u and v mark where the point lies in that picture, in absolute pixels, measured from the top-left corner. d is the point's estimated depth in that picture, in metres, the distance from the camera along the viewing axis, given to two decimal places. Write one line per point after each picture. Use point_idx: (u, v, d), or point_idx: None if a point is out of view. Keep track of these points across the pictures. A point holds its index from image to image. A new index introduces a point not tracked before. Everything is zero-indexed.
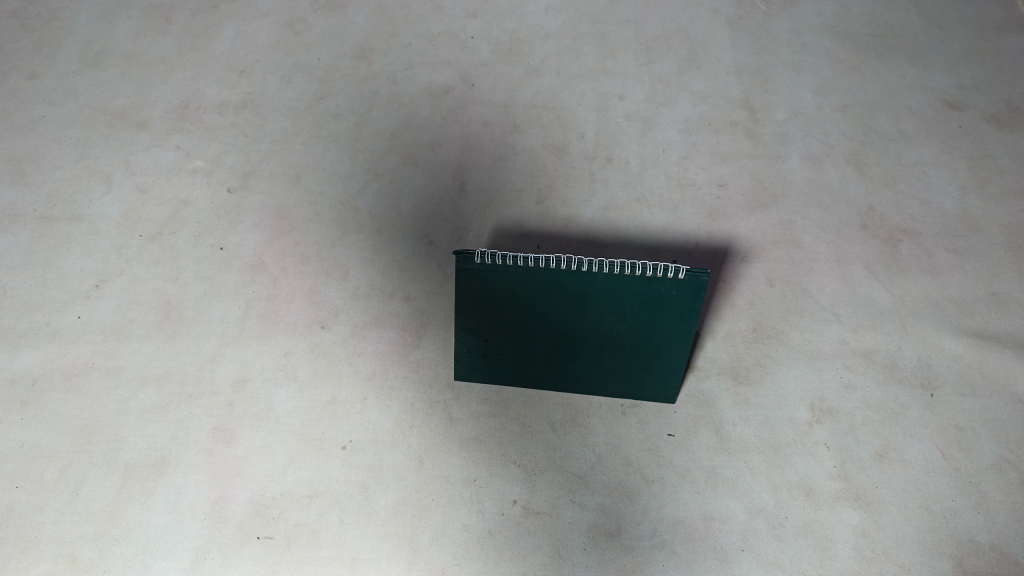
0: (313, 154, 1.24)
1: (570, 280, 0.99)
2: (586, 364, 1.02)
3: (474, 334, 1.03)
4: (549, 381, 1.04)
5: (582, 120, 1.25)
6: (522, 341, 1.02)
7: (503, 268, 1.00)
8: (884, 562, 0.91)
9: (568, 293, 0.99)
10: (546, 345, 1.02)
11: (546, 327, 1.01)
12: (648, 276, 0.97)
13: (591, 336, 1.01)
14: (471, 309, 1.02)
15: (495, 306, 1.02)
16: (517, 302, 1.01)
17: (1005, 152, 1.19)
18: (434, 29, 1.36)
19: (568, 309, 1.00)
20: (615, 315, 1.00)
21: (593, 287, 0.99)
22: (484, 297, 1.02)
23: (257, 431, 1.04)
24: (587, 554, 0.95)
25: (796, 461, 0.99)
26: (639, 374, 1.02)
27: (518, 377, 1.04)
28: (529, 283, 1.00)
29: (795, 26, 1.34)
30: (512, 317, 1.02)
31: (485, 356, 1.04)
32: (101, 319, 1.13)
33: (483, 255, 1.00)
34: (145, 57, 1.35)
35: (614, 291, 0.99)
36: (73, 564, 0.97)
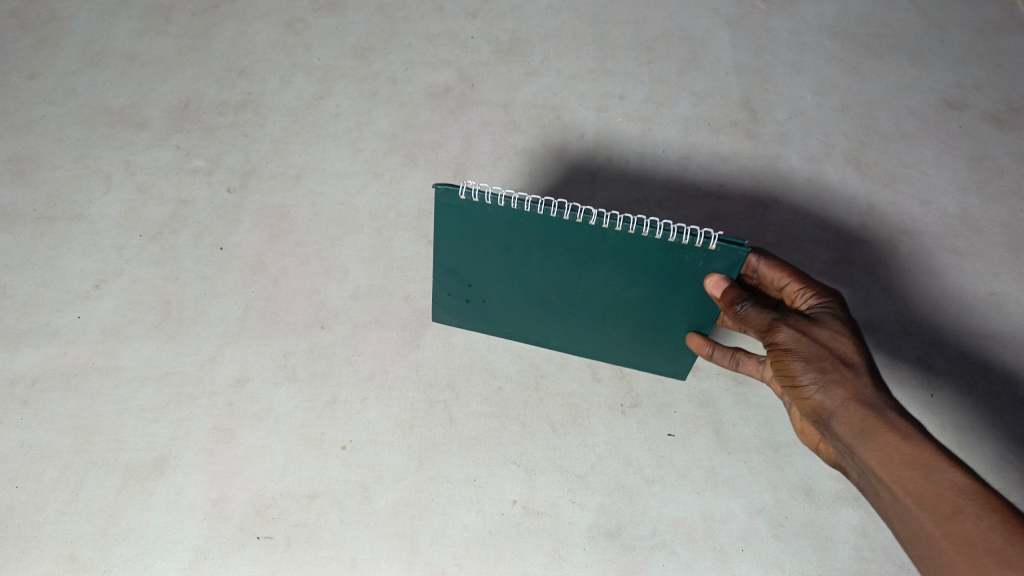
0: (313, 153, 1.24)
1: (576, 235, 0.88)
2: (587, 324, 1.00)
3: (455, 278, 1.00)
4: (535, 334, 1.06)
5: (582, 120, 1.25)
6: (511, 291, 0.99)
7: (494, 211, 0.88)
8: (883, 562, 0.94)
9: (571, 249, 0.91)
10: (541, 299, 0.99)
11: (542, 278, 0.96)
12: (669, 243, 0.85)
13: (593, 295, 0.96)
14: (455, 250, 0.96)
15: (482, 251, 0.95)
16: (511, 252, 0.93)
17: (1005, 152, 1.20)
18: (434, 29, 1.35)
19: (567, 267, 0.93)
20: (622, 282, 0.92)
21: (602, 247, 0.89)
22: (471, 238, 0.93)
23: (257, 431, 1.04)
24: (587, 554, 0.96)
25: (796, 461, 1.00)
26: (641, 339, 1.00)
27: (500, 322, 1.05)
28: (523, 227, 0.90)
29: (795, 26, 1.33)
30: (501, 264, 0.95)
31: (468, 301, 1.03)
32: (102, 319, 1.13)
33: (471, 190, 0.88)
34: (145, 56, 1.35)
35: (627, 254, 0.88)
36: (74, 563, 0.98)
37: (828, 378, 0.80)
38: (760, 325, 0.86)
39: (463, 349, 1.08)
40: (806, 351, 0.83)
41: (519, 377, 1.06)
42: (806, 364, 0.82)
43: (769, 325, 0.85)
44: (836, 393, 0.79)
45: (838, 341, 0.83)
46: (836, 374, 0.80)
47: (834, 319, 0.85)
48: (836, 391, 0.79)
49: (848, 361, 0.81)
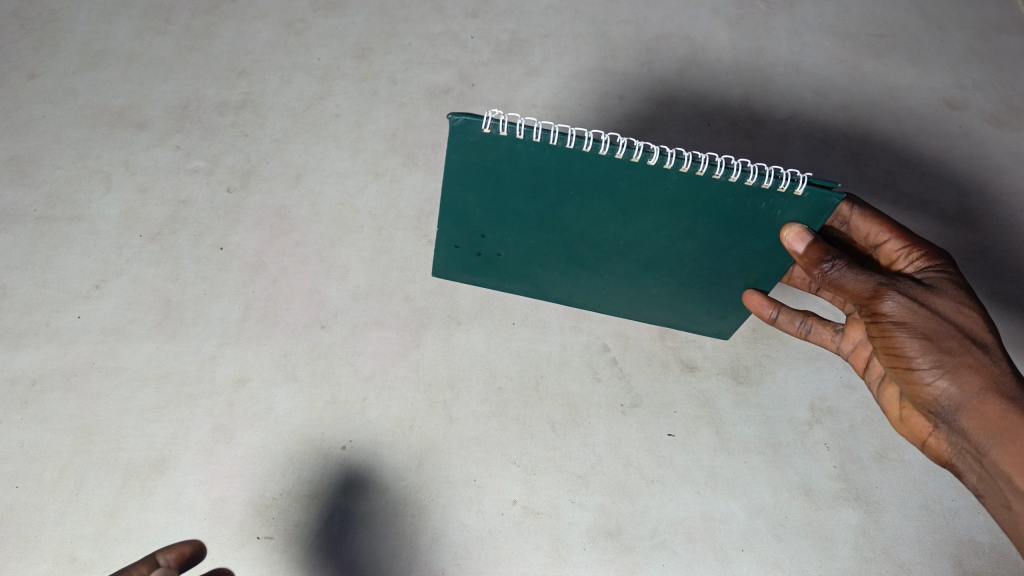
0: (312, 153, 1.24)
1: (632, 177, 0.82)
2: (618, 274, 0.97)
3: (468, 229, 0.94)
4: (553, 284, 1.04)
5: (582, 120, 1.25)
6: (534, 242, 0.94)
7: (529, 148, 0.80)
8: (884, 562, 0.94)
9: (618, 193, 0.84)
10: (569, 248, 0.94)
11: (575, 227, 0.90)
12: (743, 187, 0.80)
13: (639, 244, 0.91)
14: (475, 199, 0.88)
15: (510, 199, 0.88)
16: (546, 197, 0.86)
17: (1004, 153, 1.20)
18: (434, 29, 1.35)
19: (607, 215, 0.88)
20: (673, 230, 0.88)
21: (657, 190, 0.83)
22: (499, 181, 0.85)
23: (257, 430, 1.04)
24: (588, 554, 0.96)
25: (796, 461, 1.00)
26: (677, 289, 0.98)
27: (515, 273, 1.03)
28: (564, 167, 0.82)
29: (795, 26, 1.33)
30: (532, 211, 0.89)
31: (479, 253, 0.99)
32: (101, 319, 1.13)
33: (501, 123, 0.78)
34: (146, 57, 1.35)
35: (688, 198, 0.83)
36: (74, 563, 0.98)
37: (957, 363, 0.79)
38: (862, 293, 0.83)
39: (463, 349, 1.08)
40: (926, 329, 0.80)
41: (519, 377, 1.06)
42: (934, 343, 0.79)
43: (873, 293, 0.82)
44: (958, 373, 0.78)
45: (960, 319, 0.81)
46: (962, 354, 0.79)
47: (940, 283, 0.84)
48: (966, 378, 0.78)
49: (973, 343, 0.79)
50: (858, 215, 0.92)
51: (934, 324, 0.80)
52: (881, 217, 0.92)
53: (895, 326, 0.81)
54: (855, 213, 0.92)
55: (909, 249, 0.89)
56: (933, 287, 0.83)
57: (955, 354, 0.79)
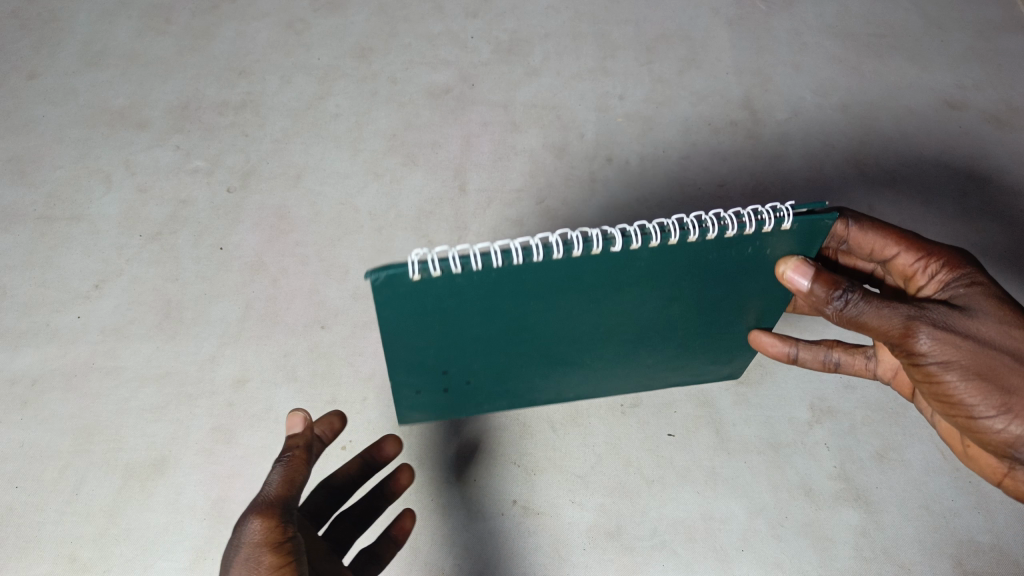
0: (312, 153, 1.24)
1: (597, 268, 0.72)
2: (606, 355, 0.87)
3: (427, 372, 0.81)
4: (535, 389, 0.91)
5: (582, 121, 1.25)
6: (509, 356, 0.82)
7: (471, 278, 0.69)
8: (884, 562, 0.94)
9: (588, 285, 0.74)
10: (547, 348, 0.83)
11: (548, 328, 0.79)
12: (723, 241, 0.71)
13: (623, 323, 0.82)
14: (427, 342, 0.75)
15: (467, 328, 0.75)
16: (504, 313, 0.75)
17: (1004, 152, 1.19)
18: (434, 30, 1.35)
19: (582, 307, 0.77)
20: (658, 298, 0.79)
21: (631, 273, 0.73)
22: (445, 318, 0.73)
23: (257, 431, 1.04)
24: (587, 554, 0.96)
25: (796, 461, 1.00)
26: (669, 352, 0.90)
27: (493, 393, 0.89)
28: (516, 283, 0.71)
29: (795, 26, 1.33)
30: (495, 332, 0.77)
31: (447, 389, 0.85)
32: (101, 319, 1.13)
33: (434, 263, 0.66)
34: (146, 57, 1.34)
35: (670, 266, 0.74)
36: (74, 563, 0.98)
37: (1021, 406, 0.74)
38: (892, 333, 0.77)
39: None
40: (973, 364, 0.75)
41: None
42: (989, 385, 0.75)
43: (905, 331, 0.76)
44: None
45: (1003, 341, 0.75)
46: (1020, 389, 0.74)
47: (973, 303, 0.78)
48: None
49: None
50: (858, 233, 0.87)
51: (981, 357, 0.75)
52: (883, 231, 0.86)
53: (941, 367, 0.76)
54: (853, 230, 0.87)
55: (925, 263, 0.85)
56: (966, 308, 0.78)
57: (1018, 389, 0.74)
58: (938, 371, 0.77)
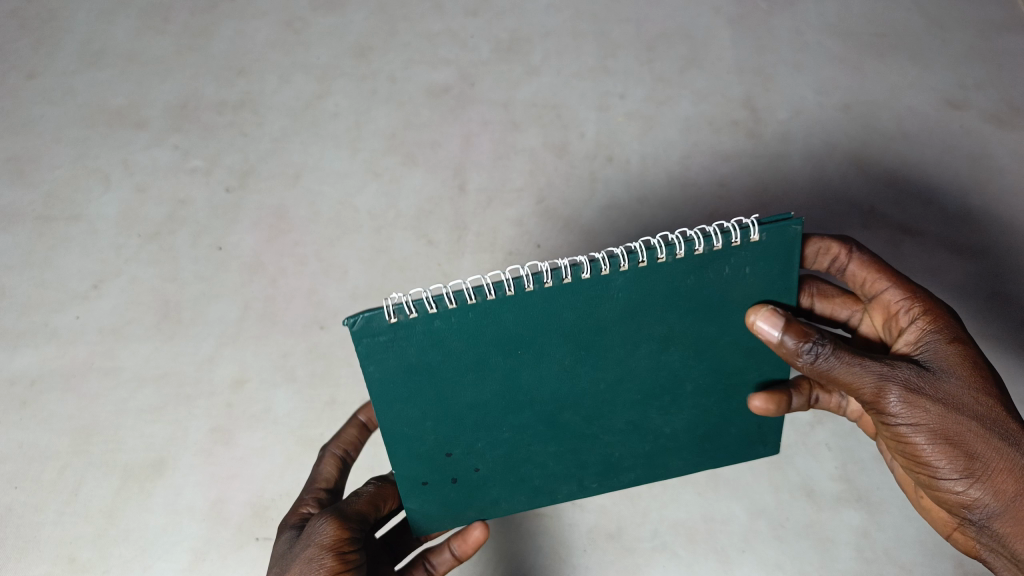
0: (312, 153, 1.23)
1: (574, 300, 0.68)
2: (624, 426, 0.76)
3: (426, 455, 0.74)
4: (557, 479, 0.79)
5: (582, 120, 1.24)
6: (513, 433, 0.74)
7: (445, 322, 0.67)
8: (884, 562, 0.94)
9: (570, 325, 0.69)
10: (551, 420, 0.74)
11: (543, 390, 0.72)
12: (698, 259, 0.67)
13: (626, 377, 0.73)
14: (421, 413, 0.71)
15: (456, 389, 0.71)
16: (490, 367, 0.70)
17: (1005, 152, 1.18)
18: (434, 28, 1.34)
19: (573, 358, 0.71)
20: (655, 343, 0.71)
21: (613, 305, 0.68)
22: (429, 375, 0.69)
23: (257, 431, 1.04)
24: (588, 554, 0.96)
25: (797, 462, 0.99)
26: (696, 421, 0.78)
27: (504, 489, 0.78)
28: (493, 324, 0.68)
29: (797, 25, 1.31)
30: (490, 396, 0.71)
31: (455, 479, 0.76)
32: (100, 319, 1.12)
33: (399, 307, 0.66)
34: (144, 56, 1.34)
35: (652, 293, 0.68)
36: (74, 564, 0.99)
37: (983, 469, 0.71)
38: (862, 390, 0.73)
39: None
40: (941, 427, 0.71)
41: None
42: (951, 446, 0.72)
43: (876, 390, 0.72)
44: (988, 476, 0.71)
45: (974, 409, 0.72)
46: (984, 454, 0.71)
47: (946, 364, 0.74)
48: (990, 482, 0.71)
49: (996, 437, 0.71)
50: (858, 263, 0.82)
51: (948, 422, 0.71)
52: (878, 264, 0.81)
53: (908, 428, 0.72)
54: (854, 259, 0.81)
55: (909, 305, 0.78)
56: (940, 368, 0.73)
57: (981, 456, 0.71)
58: (905, 433, 0.73)
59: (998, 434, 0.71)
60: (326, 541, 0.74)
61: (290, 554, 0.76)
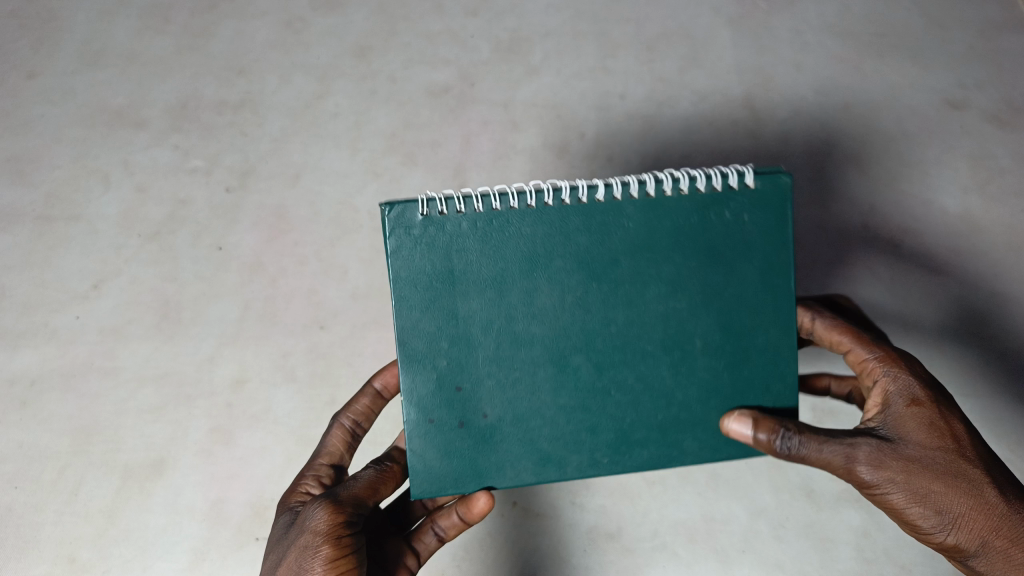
0: (312, 154, 1.23)
1: (589, 221, 0.73)
2: (634, 382, 0.74)
3: (438, 382, 0.73)
4: (567, 447, 0.75)
5: (582, 121, 1.24)
6: (523, 377, 0.74)
7: (472, 225, 0.73)
8: (884, 563, 0.94)
9: (585, 247, 0.73)
10: (561, 364, 0.74)
11: (556, 325, 0.74)
12: (700, 195, 0.73)
13: (636, 322, 0.74)
14: (438, 325, 0.73)
15: (476, 308, 0.73)
16: (506, 284, 0.73)
17: (1005, 152, 1.19)
18: (434, 28, 1.33)
19: (585, 292, 0.74)
20: (662, 285, 0.74)
21: (623, 232, 0.73)
22: (450, 284, 0.73)
23: (257, 431, 1.04)
24: (588, 554, 0.96)
25: (799, 462, 0.98)
26: (710, 387, 0.75)
27: (512, 445, 0.74)
28: (512, 237, 0.73)
29: (797, 24, 1.30)
30: (505, 317, 0.73)
31: (461, 425, 0.74)
32: (100, 319, 1.12)
33: (433, 199, 0.73)
34: (143, 55, 1.33)
35: (659, 225, 0.73)
36: (74, 564, 0.99)
37: (960, 519, 0.70)
38: (836, 469, 0.72)
39: None
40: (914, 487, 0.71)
41: None
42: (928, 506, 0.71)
43: (846, 471, 0.71)
44: (967, 525, 0.70)
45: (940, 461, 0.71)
46: (958, 505, 0.70)
47: (904, 426, 0.74)
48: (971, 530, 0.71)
49: (963, 483, 0.71)
50: (820, 324, 0.86)
51: (919, 482, 0.71)
52: (838, 324, 0.85)
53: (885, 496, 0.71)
54: (818, 321, 0.86)
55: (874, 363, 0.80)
56: (904, 431, 0.73)
57: (957, 507, 0.70)
58: (884, 497, 0.72)
59: (969, 484, 0.70)
60: (320, 529, 0.72)
61: (288, 539, 0.75)
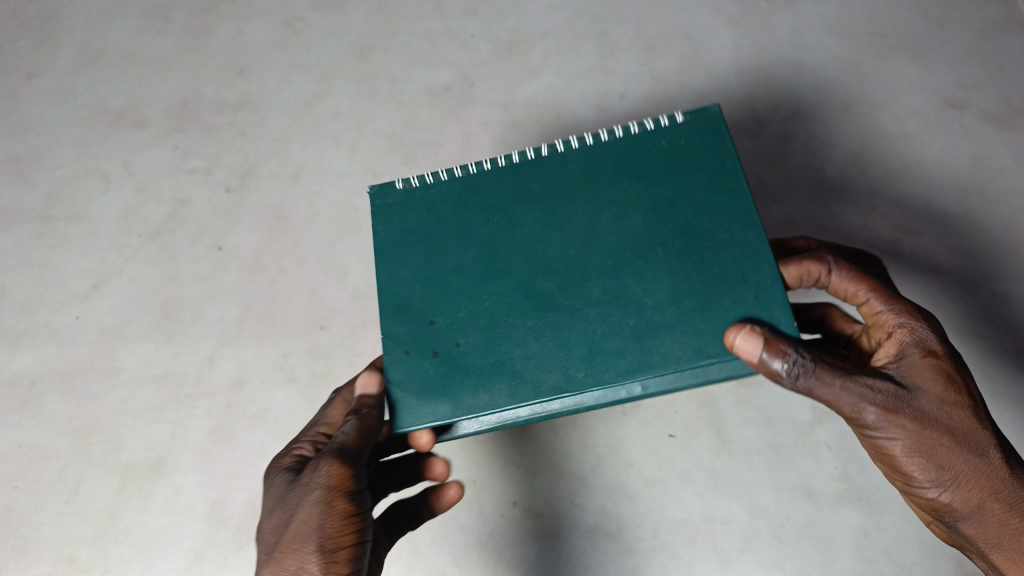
0: (312, 153, 1.23)
1: (541, 173, 0.76)
2: (602, 296, 0.69)
3: (409, 317, 0.71)
4: (541, 367, 0.67)
5: (582, 120, 1.24)
6: (490, 304, 0.70)
7: (435, 189, 0.77)
8: (885, 563, 0.94)
9: (543, 190, 0.75)
10: (527, 289, 0.71)
11: (520, 258, 0.72)
12: (637, 133, 0.76)
13: (597, 244, 0.71)
14: (410, 270, 0.73)
15: (444, 251, 0.74)
16: (469, 232, 0.74)
17: (1006, 152, 1.18)
18: (434, 29, 1.34)
19: (542, 224, 0.73)
20: (614, 207, 0.73)
21: (572, 175, 0.75)
22: (417, 237, 0.75)
23: (257, 431, 1.04)
24: (588, 555, 0.96)
25: (797, 462, 0.99)
26: (683, 290, 0.68)
27: (484, 369, 0.68)
28: (472, 196, 0.76)
29: (796, 25, 1.31)
30: (472, 258, 0.73)
31: (434, 354, 0.69)
32: (100, 319, 1.12)
33: (408, 179, 0.78)
34: (144, 56, 1.33)
35: (606, 163, 0.75)
36: (73, 564, 0.98)
37: (953, 479, 0.67)
38: (842, 410, 0.68)
39: None
40: (915, 439, 0.67)
41: None
42: (925, 461, 0.68)
43: (852, 411, 0.67)
44: (960, 485, 0.67)
45: (949, 417, 0.68)
46: (956, 466, 0.67)
47: (920, 377, 0.70)
48: (963, 492, 0.67)
49: (965, 445, 0.67)
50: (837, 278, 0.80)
51: (923, 434, 0.67)
52: (857, 276, 0.79)
53: (887, 444, 0.68)
54: (835, 275, 0.81)
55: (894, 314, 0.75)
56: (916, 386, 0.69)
57: (956, 467, 0.67)
58: (883, 445, 0.68)
59: (973, 449, 0.67)
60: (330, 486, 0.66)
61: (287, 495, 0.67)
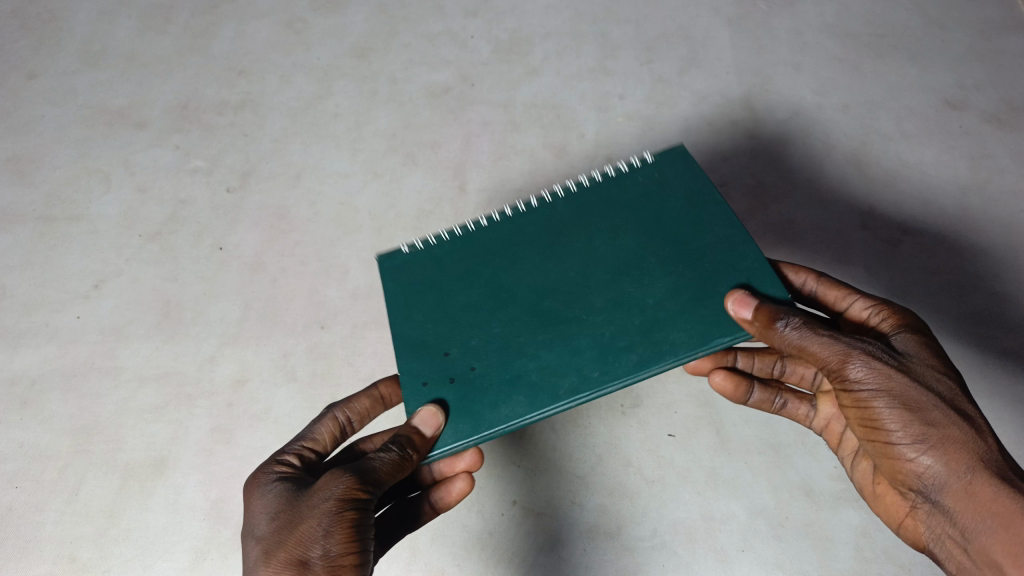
0: (312, 154, 1.24)
1: (533, 220, 0.80)
2: (608, 305, 0.71)
3: (423, 354, 0.73)
4: (555, 373, 0.68)
5: (582, 120, 1.24)
6: (502, 333, 0.72)
7: (436, 246, 0.81)
8: (884, 562, 0.94)
9: (535, 230, 0.79)
10: (536, 311, 0.73)
11: (526, 289, 0.74)
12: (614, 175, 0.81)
13: (596, 269, 0.74)
14: (422, 313, 0.76)
15: (456, 292, 0.76)
16: (474, 273, 0.77)
17: (1005, 152, 1.19)
18: (435, 30, 1.35)
19: (541, 255, 0.76)
20: (607, 233, 0.76)
21: (559, 213, 0.79)
22: (427, 287, 0.78)
23: (257, 431, 1.04)
24: (588, 554, 0.96)
25: (796, 461, 1.00)
26: (679, 286, 0.70)
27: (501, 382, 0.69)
28: (472, 246, 0.80)
29: (795, 26, 1.32)
30: (480, 296, 0.75)
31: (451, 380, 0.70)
32: (101, 320, 1.13)
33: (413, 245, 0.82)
34: (145, 57, 1.34)
35: (587, 201, 0.79)
36: (74, 564, 0.98)
37: (936, 441, 0.64)
38: (827, 360, 0.68)
39: None
40: (897, 395, 0.66)
41: None
42: (908, 420, 0.66)
43: (839, 360, 0.68)
44: (943, 448, 0.64)
45: (936, 383, 0.66)
46: (943, 428, 0.64)
47: (912, 348, 0.70)
48: (943, 458, 0.64)
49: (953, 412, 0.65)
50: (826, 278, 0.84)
51: (907, 392, 0.66)
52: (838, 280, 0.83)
53: (871, 398, 0.67)
54: (820, 280, 0.84)
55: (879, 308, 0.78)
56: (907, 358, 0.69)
57: (940, 428, 0.65)
58: (866, 400, 0.68)
59: (954, 415, 0.64)
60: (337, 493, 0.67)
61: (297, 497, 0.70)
